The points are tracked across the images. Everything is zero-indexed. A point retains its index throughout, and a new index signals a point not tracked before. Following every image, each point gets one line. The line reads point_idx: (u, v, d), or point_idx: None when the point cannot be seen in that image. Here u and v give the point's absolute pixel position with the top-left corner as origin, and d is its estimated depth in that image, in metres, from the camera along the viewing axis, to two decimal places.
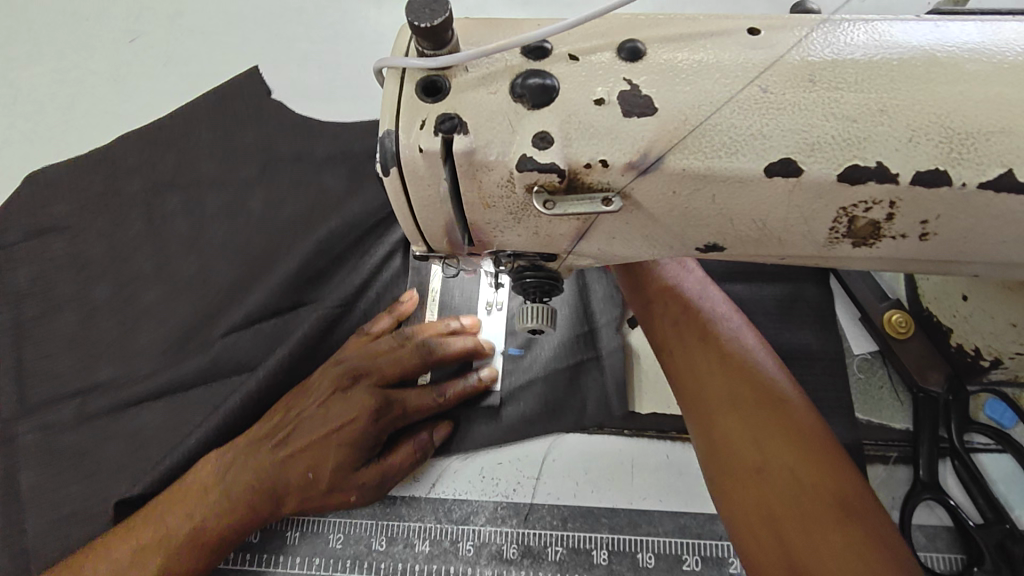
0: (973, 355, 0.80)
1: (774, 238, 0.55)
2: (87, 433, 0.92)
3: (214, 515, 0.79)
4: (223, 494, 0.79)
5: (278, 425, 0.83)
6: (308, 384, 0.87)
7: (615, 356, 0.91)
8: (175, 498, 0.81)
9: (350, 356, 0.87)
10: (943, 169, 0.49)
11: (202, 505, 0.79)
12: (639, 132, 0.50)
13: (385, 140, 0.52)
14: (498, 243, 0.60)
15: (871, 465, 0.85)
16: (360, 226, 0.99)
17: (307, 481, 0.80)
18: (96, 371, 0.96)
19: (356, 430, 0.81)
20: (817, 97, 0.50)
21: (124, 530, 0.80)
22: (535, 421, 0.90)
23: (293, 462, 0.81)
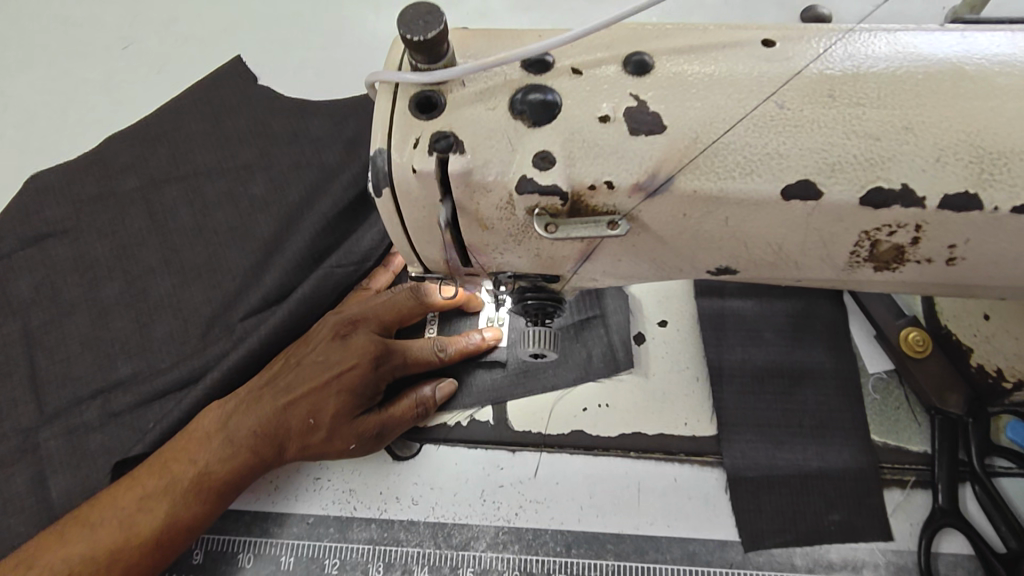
0: (995, 376, 0.77)
1: (790, 262, 0.52)
2: (62, 452, 0.87)
3: (219, 460, 0.77)
4: (226, 440, 0.78)
5: (278, 375, 0.82)
6: (308, 336, 0.85)
7: (621, 314, 0.90)
8: (180, 446, 0.79)
9: (350, 307, 0.86)
10: (974, 193, 0.45)
11: (207, 450, 0.78)
12: (646, 151, 0.47)
13: (377, 159, 0.49)
14: (498, 265, 0.58)
15: (888, 489, 0.81)
16: (358, 186, 0.97)
17: (307, 427, 0.79)
18: (74, 387, 0.91)
19: (356, 377, 0.79)
20: (837, 113, 0.47)
21: (127, 484, 0.78)
22: (541, 376, 0.88)
23: (294, 408, 0.79)
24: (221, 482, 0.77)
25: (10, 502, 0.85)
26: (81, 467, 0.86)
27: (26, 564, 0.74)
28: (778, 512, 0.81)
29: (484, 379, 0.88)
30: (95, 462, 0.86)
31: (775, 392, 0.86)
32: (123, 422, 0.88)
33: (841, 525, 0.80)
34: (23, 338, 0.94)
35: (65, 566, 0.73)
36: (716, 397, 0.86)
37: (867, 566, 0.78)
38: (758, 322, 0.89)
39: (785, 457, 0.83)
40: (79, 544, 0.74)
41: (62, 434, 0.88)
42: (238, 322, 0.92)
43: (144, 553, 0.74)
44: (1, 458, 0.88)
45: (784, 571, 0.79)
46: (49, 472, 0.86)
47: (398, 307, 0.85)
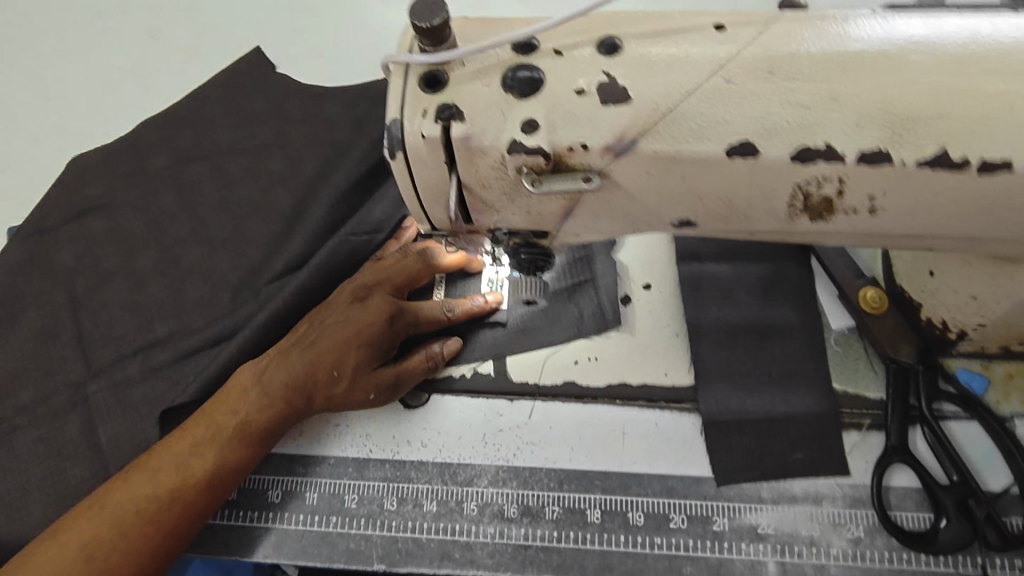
0: (941, 328, 0.86)
1: (740, 214, 0.61)
2: (104, 405, 0.97)
3: (258, 409, 0.88)
4: (263, 393, 0.88)
5: (304, 335, 0.92)
6: (328, 302, 0.95)
7: (609, 278, 1.00)
8: (221, 399, 0.90)
9: (364, 275, 0.96)
10: (885, 149, 0.55)
11: (246, 403, 0.88)
12: (616, 120, 0.56)
13: (392, 128, 0.59)
14: (495, 221, 0.67)
15: (847, 431, 0.91)
16: (370, 163, 1.07)
17: (333, 378, 0.89)
18: (112, 347, 1.00)
19: (375, 332, 0.90)
20: (775, 86, 0.55)
21: (178, 434, 0.88)
22: (536, 333, 0.98)
23: (320, 362, 0.89)
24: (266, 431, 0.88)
25: (60, 449, 0.95)
26: (124, 416, 0.96)
27: (98, 505, 0.83)
28: (748, 452, 0.90)
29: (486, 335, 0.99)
30: (136, 413, 0.96)
31: (746, 347, 0.96)
32: (160, 378, 0.98)
33: (804, 463, 0.89)
34: (65, 302, 1.03)
35: (132, 504, 0.82)
36: (694, 352, 0.96)
37: (826, 498, 0.88)
38: (732, 284, 0.99)
39: (755, 405, 0.92)
40: (144, 485, 0.84)
41: (104, 388, 0.98)
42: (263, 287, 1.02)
43: (200, 492, 0.84)
44: (54, 406, 0.98)
45: (751, 502, 0.88)
46: (94, 425, 0.96)
47: (409, 270, 0.96)
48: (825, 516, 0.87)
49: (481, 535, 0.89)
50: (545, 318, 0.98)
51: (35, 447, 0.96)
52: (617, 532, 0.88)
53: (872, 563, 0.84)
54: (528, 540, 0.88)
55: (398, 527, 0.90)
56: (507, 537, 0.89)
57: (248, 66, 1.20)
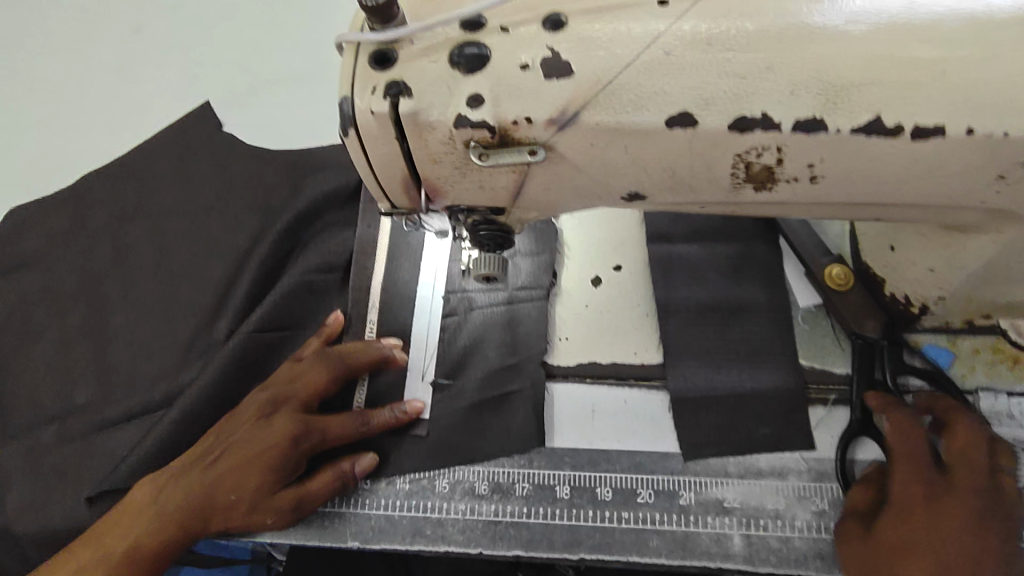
0: (904, 303, 0.87)
1: (686, 185, 0.63)
2: (76, 388, 0.98)
3: (148, 532, 0.81)
4: (154, 517, 0.82)
5: (205, 452, 0.86)
6: (235, 413, 0.89)
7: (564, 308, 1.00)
8: (117, 518, 0.83)
9: (272, 381, 0.90)
10: (820, 118, 0.56)
11: (136, 524, 0.82)
12: (558, 93, 0.58)
13: (343, 104, 0.61)
14: (451, 198, 0.69)
15: (813, 406, 0.92)
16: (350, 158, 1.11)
17: (230, 502, 0.83)
18: (85, 331, 1.01)
19: (275, 457, 0.83)
20: (713, 58, 0.56)
21: (67, 555, 0.82)
22: (492, 387, 0.96)
23: (218, 483, 0.83)
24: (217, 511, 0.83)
25: (35, 431, 0.96)
26: (99, 399, 0.97)
27: None
28: (715, 428, 0.91)
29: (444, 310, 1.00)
30: (110, 395, 0.97)
31: (714, 326, 0.97)
32: (133, 361, 0.98)
33: (769, 437, 0.90)
34: (42, 287, 1.05)
35: None
36: (663, 331, 0.97)
37: (791, 472, 0.89)
38: (702, 264, 1.01)
39: (722, 382, 0.94)
40: None
41: (77, 371, 0.99)
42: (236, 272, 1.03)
43: None
44: (30, 391, 0.99)
45: (718, 477, 0.89)
46: (68, 408, 0.97)
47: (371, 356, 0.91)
48: (790, 490, 0.88)
49: (452, 511, 0.90)
50: (502, 369, 0.96)
51: (10, 430, 0.97)
52: (586, 507, 0.89)
53: None
54: (498, 515, 0.90)
55: (371, 505, 0.91)
56: (477, 513, 0.90)
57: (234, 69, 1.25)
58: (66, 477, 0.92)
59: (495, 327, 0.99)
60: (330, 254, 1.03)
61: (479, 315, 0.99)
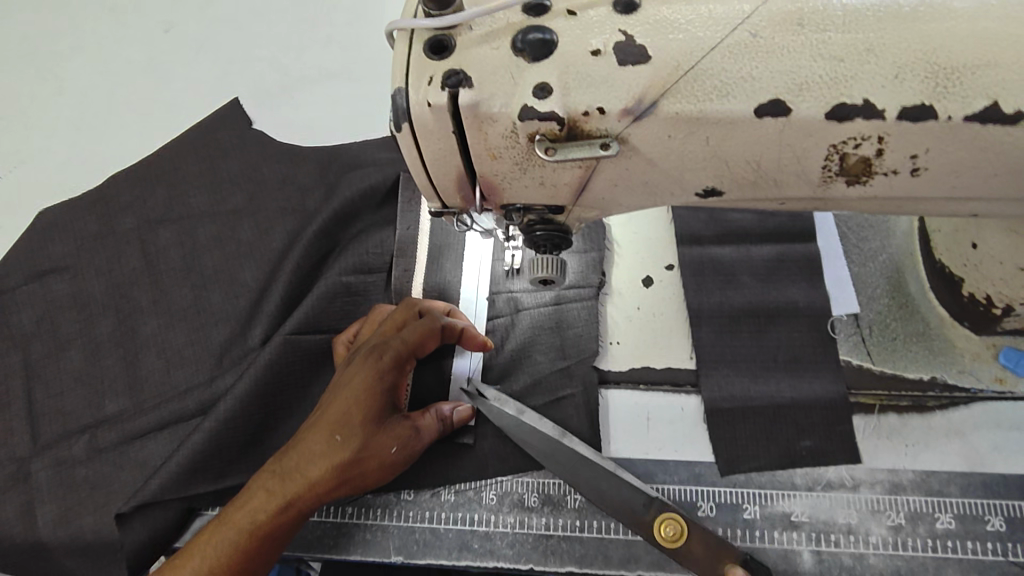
0: (984, 303, 0.82)
1: (769, 180, 0.57)
2: (107, 392, 0.94)
3: (238, 506, 0.76)
4: (246, 492, 0.77)
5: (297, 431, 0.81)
6: None
7: (617, 312, 0.95)
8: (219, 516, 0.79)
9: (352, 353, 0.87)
10: (929, 104, 0.50)
11: (231, 506, 0.77)
12: (633, 80, 0.53)
13: (396, 97, 0.56)
14: (508, 197, 0.64)
15: (886, 413, 0.87)
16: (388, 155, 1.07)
17: (305, 457, 0.75)
18: (112, 331, 0.97)
19: (345, 398, 0.77)
20: (805, 40, 0.51)
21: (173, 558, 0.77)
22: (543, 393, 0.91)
23: (296, 439, 0.77)
24: (261, 500, 0.75)
25: (62, 438, 0.92)
26: (129, 407, 0.93)
27: None
28: (779, 438, 0.86)
29: (493, 308, 0.96)
30: (141, 401, 0.93)
31: (775, 327, 0.91)
32: (164, 365, 0.95)
33: (840, 446, 0.85)
34: (66, 285, 1.00)
35: None
36: (721, 335, 0.91)
37: (864, 484, 0.83)
38: (762, 266, 0.94)
39: (786, 388, 0.88)
40: None
41: (107, 374, 0.95)
42: (270, 273, 0.98)
43: None
44: (56, 399, 0.94)
45: (784, 489, 0.84)
46: (97, 412, 0.93)
47: (391, 322, 0.85)
48: (863, 503, 0.82)
49: (501, 525, 0.86)
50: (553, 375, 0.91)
51: (36, 436, 0.92)
52: None
53: (914, 552, 0.80)
54: (550, 530, 0.85)
55: (416, 517, 0.87)
56: (527, 527, 0.85)
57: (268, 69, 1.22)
58: (95, 487, 0.88)
59: (546, 330, 0.94)
60: (367, 253, 0.99)
61: (528, 316, 0.95)
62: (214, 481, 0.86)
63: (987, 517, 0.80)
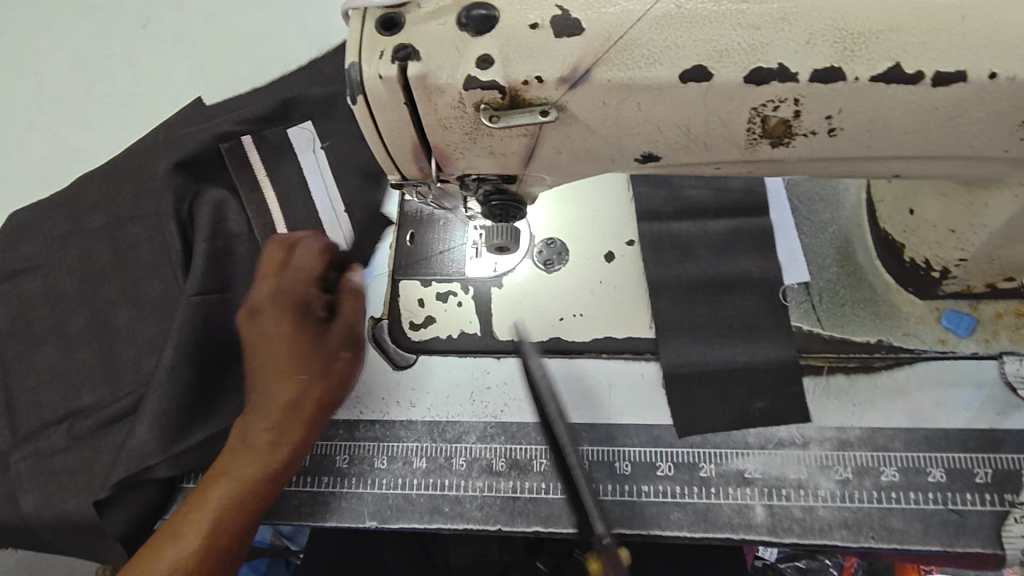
0: (924, 267, 0.86)
1: (701, 143, 0.62)
2: (86, 376, 0.96)
3: (272, 457, 0.76)
4: (272, 445, 0.76)
5: (263, 375, 0.76)
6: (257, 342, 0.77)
7: (579, 281, 0.98)
8: (222, 476, 0.76)
9: (258, 293, 0.79)
10: (838, 66, 0.55)
11: (253, 461, 0.76)
12: (568, 50, 0.57)
13: (351, 71, 0.60)
14: (462, 167, 0.68)
15: (834, 374, 0.91)
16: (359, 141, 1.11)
17: (334, 399, 0.79)
18: (87, 322, 0.99)
19: (345, 334, 0.81)
20: (725, 9, 0.55)
21: (189, 528, 0.74)
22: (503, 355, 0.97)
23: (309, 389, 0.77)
24: (295, 442, 0.77)
25: (41, 429, 0.94)
26: (108, 390, 0.95)
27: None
28: (733, 401, 0.90)
29: (399, 256, 1.01)
30: (118, 389, 0.95)
31: (730, 296, 0.95)
32: (141, 349, 0.97)
33: (790, 407, 0.89)
34: (37, 282, 1.01)
35: None
36: (679, 304, 0.96)
37: (814, 442, 0.88)
38: (717, 239, 0.99)
39: (740, 353, 0.92)
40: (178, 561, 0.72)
41: (82, 365, 0.97)
42: (234, 254, 0.99)
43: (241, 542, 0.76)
44: (37, 385, 0.97)
45: (738, 448, 0.88)
46: (75, 401, 0.95)
47: (302, 272, 0.80)
48: (812, 459, 0.87)
49: (470, 489, 0.90)
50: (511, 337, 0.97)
51: (14, 430, 0.94)
52: (604, 481, 0.88)
53: (860, 503, 0.84)
54: (517, 492, 0.89)
55: (389, 484, 0.91)
56: (495, 490, 0.89)
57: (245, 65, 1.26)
58: (74, 472, 0.91)
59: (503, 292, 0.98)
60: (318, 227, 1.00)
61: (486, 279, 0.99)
62: (189, 460, 0.89)
63: (928, 469, 0.85)
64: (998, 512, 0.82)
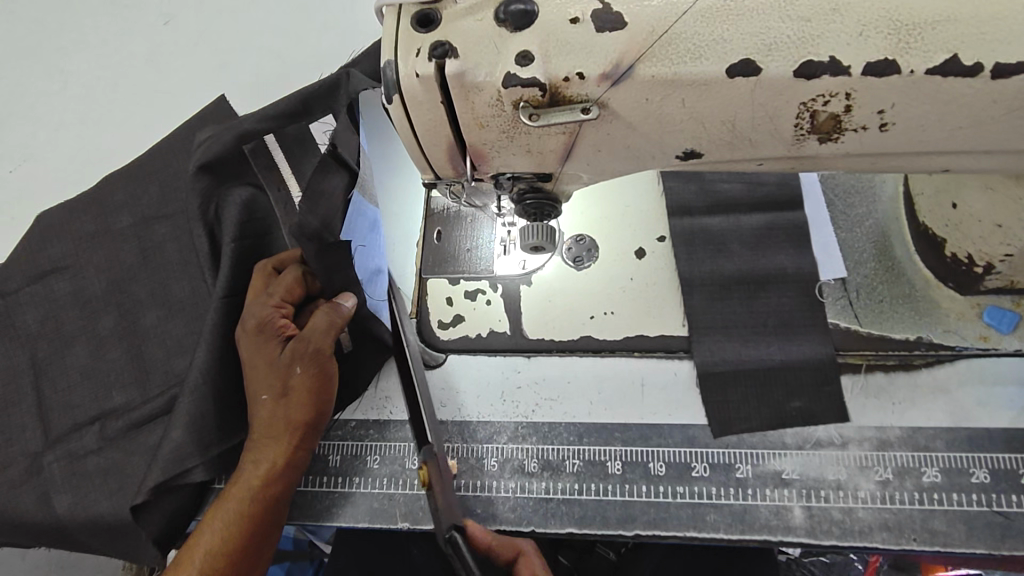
0: (967, 263, 0.84)
1: (746, 139, 0.60)
2: (117, 377, 0.96)
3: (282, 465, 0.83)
4: (278, 458, 0.83)
5: (272, 392, 0.83)
6: (262, 361, 0.83)
7: (609, 278, 0.97)
8: (241, 484, 0.82)
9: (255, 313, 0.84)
10: (893, 59, 0.53)
11: (263, 471, 0.82)
12: (610, 46, 0.55)
13: (386, 70, 0.59)
14: (498, 166, 0.67)
15: (874, 372, 0.89)
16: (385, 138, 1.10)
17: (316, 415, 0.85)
18: (117, 323, 0.99)
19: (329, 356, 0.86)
20: (774, 1, 0.53)
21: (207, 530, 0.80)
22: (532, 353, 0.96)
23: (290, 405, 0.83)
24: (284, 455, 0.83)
25: (73, 430, 0.95)
26: (139, 391, 0.95)
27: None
28: (770, 400, 0.88)
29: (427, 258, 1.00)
30: (147, 391, 0.95)
31: (764, 293, 0.94)
32: (171, 350, 0.97)
33: (828, 406, 0.87)
34: (66, 283, 1.01)
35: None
36: (712, 302, 0.94)
37: (853, 442, 0.86)
38: (750, 235, 0.97)
39: (776, 351, 0.90)
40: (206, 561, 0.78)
41: (112, 366, 0.97)
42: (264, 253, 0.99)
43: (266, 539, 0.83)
44: (69, 386, 0.97)
45: (775, 449, 0.87)
46: (106, 402, 0.95)
47: (273, 295, 0.85)
48: (851, 460, 0.85)
49: (502, 490, 0.89)
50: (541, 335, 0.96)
51: (46, 431, 0.95)
52: (638, 482, 0.87)
53: (902, 505, 0.82)
54: (549, 493, 0.88)
55: (421, 485, 0.90)
56: (528, 491, 0.88)
57: (268, 62, 1.26)
58: (107, 473, 0.91)
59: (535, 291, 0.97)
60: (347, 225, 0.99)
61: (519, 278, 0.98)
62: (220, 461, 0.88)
63: (972, 470, 0.83)
64: None
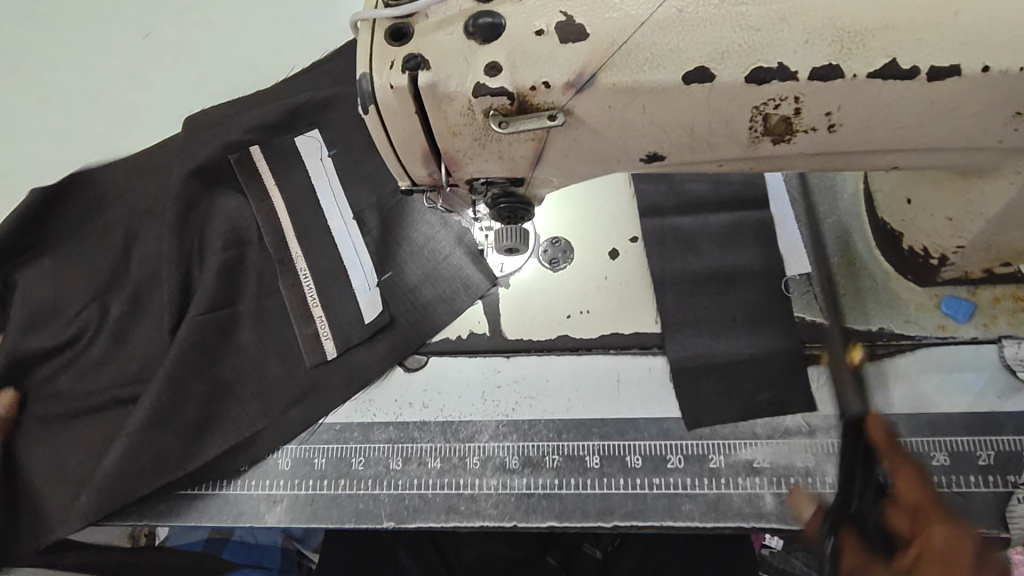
0: (923, 255, 0.88)
1: (704, 142, 0.64)
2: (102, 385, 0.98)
3: None
4: None
5: None
6: None
7: (584, 279, 1.00)
8: None
9: None
10: (836, 64, 0.56)
11: None
12: (574, 56, 0.58)
13: (362, 82, 0.62)
14: (471, 172, 0.70)
15: (839, 363, 0.93)
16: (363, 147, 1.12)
17: None
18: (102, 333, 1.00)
19: None
20: (726, 11, 0.57)
21: None
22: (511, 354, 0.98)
23: None
24: None
25: None
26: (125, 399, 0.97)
27: None
28: (741, 392, 0.92)
29: (408, 264, 1.02)
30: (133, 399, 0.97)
31: (732, 289, 0.98)
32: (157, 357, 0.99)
33: (796, 396, 0.91)
34: None
35: None
36: (683, 299, 0.97)
37: (821, 430, 0.89)
38: (719, 234, 1.01)
39: (745, 345, 0.94)
40: None
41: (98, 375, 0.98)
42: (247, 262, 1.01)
43: None
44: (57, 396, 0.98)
45: (746, 439, 0.90)
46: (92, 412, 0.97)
47: None
48: (819, 447, 0.88)
49: (485, 487, 0.91)
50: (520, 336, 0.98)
51: None
52: (617, 475, 0.90)
53: None
54: (530, 489, 0.91)
55: (405, 485, 0.92)
56: (510, 487, 0.91)
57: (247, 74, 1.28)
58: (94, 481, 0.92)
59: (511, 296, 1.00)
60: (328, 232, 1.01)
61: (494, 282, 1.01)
62: None
63: (932, 454, 0.87)
64: (1001, 494, 0.84)
